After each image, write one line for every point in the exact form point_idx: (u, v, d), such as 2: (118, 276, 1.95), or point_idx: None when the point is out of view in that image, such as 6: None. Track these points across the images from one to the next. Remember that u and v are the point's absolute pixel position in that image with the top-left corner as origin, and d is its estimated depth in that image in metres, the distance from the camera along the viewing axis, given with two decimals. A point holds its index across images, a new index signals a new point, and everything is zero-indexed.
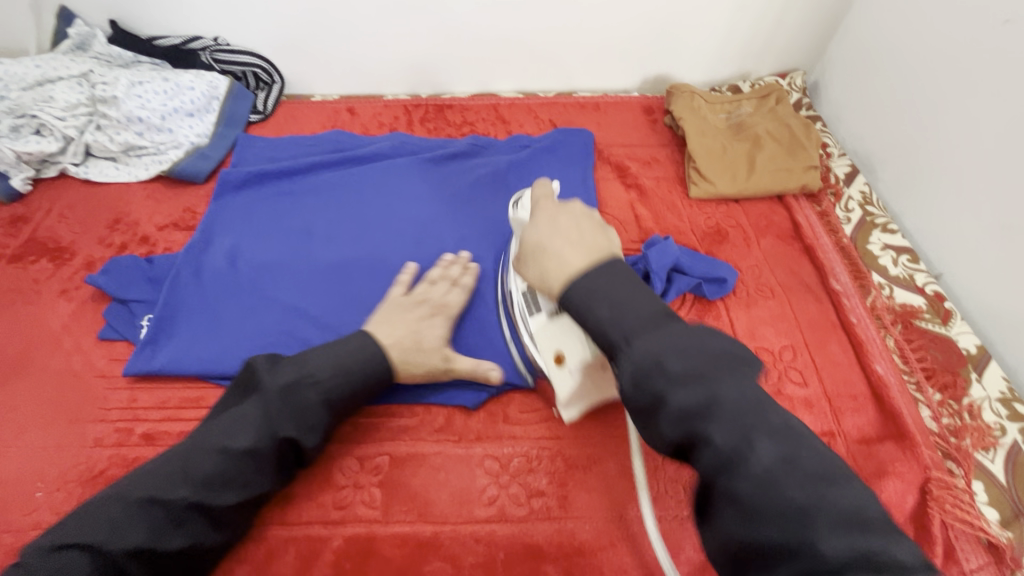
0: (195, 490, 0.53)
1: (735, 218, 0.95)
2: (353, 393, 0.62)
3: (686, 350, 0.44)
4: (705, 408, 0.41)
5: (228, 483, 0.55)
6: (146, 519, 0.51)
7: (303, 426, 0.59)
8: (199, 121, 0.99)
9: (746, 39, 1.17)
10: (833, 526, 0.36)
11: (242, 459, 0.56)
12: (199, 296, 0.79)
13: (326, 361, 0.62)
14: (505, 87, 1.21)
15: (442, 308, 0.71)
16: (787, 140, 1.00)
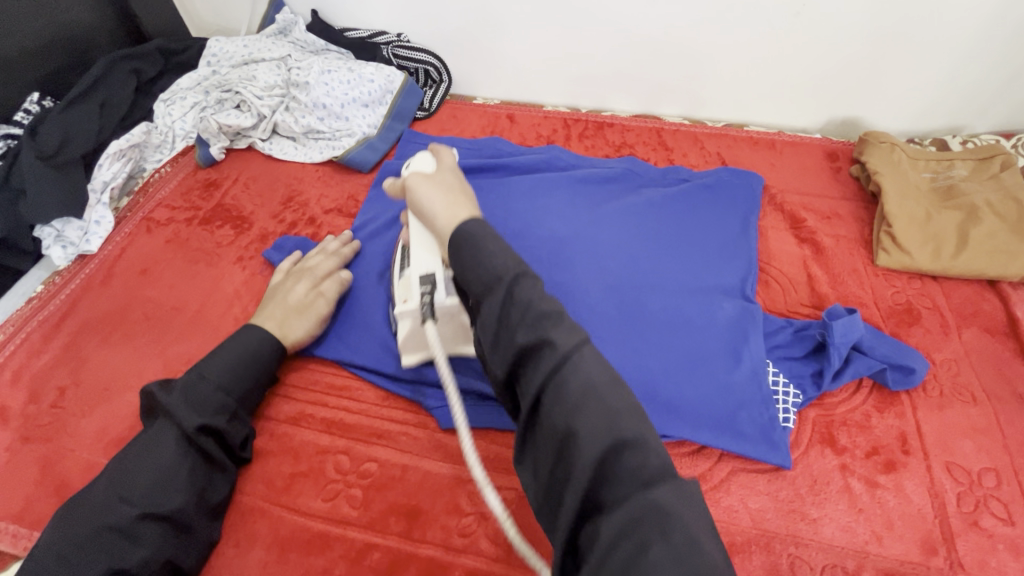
0: (135, 504, 0.54)
1: (930, 298, 0.81)
2: (236, 381, 0.65)
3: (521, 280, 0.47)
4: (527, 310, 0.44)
5: (167, 486, 0.56)
6: (98, 547, 0.51)
7: (209, 414, 0.61)
8: (372, 112, 1.03)
9: (970, 89, 1.00)
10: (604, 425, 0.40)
11: (168, 459, 0.57)
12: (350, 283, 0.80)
13: (209, 363, 0.64)
14: (670, 111, 1.15)
15: (308, 272, 0.76)
16: (1013, 217, 0.83)
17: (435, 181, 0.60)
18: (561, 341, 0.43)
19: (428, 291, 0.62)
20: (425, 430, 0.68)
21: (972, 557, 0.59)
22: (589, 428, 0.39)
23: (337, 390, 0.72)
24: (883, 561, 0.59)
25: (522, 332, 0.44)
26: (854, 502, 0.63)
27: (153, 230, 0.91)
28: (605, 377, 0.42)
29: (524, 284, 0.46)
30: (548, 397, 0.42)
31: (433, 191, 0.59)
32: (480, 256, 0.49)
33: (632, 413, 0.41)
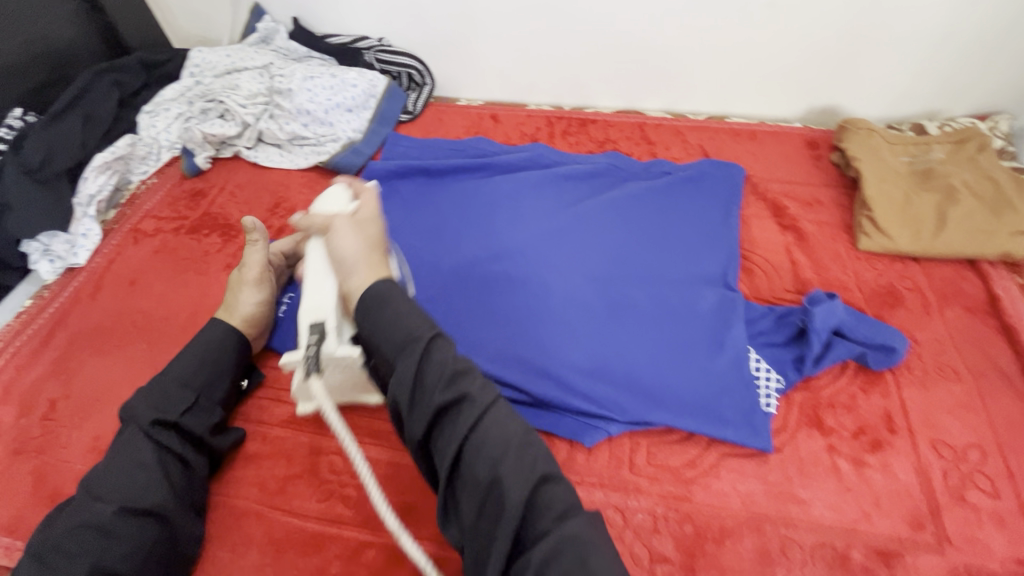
0: (110, 500, 0.55)
1: (912, 279, 0.83)
2: (198, 375, 0.64)
3: (406, 323, 0.50)
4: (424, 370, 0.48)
5: (139, 481, 0.56)
6: (78, 544, 0.52)
7: (174, 409, 0.61)
8: (356, 116, 1.04)
9: (944, 73, 1.02)
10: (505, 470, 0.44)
11: (136, 456, 0.57)
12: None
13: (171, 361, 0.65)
14: (653, 106, 1.16)
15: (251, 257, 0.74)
16: (990, 197, 0.85)
17: (360, 224, 0.58)
18: (477, 394, 0.47)
19: (315, 338, 0.58)
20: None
21: (959, 532, 0.60)
22: (507, 476, 0.44)
23: None
24: (872, 538, 0.60)
25: (439, 393, 0.47)
26: (842, 482, 0.64)
27: (141, 241, 0.91)
28: (519, 425, 0.47)
29: (442, 342, 0.50)
30: (469, 446, 0.46)
31: (351, 241, 0.56)
32: (400, 311, 0.51)
33: (539, 444, 0.47)
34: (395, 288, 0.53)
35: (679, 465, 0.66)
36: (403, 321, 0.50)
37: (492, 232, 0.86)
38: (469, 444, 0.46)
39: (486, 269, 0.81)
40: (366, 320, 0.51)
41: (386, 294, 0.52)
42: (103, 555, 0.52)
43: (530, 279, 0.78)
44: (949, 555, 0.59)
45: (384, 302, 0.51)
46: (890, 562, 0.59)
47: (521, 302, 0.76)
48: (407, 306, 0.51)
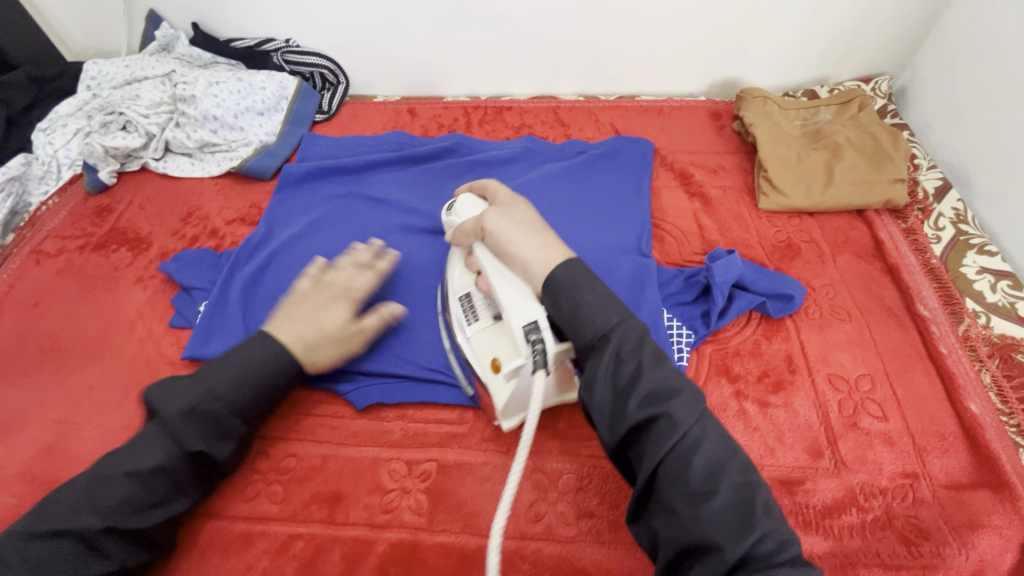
0: (104, 518, 0.51)
1: (808, 232, 0.89)
2: (257, 407, 0.60)
3: (605, 317, 0.51)
4: (626, 381, 0.49)
5: (141, 505, 0.53)
6: (59, 553, 0.50)
7: (209, 438, 0.57)
8: (268, 119, 1.03)
9: (827, 41, 1.09)
10: (697, 500, 0.45)
11: (150, 478, 0.54)
12: (267, 290, 0.82)
13: (241, 380, 0.59)
14: (566, 90, 1.19)
15: (346, 292, 0.68)
16: (870, 150, 0.92)
17: (517, 217, 0.60)
18: (627, 345, 0.50)
19: (535, 337, 0.54)
20: (341, 415, 0.70)
21: (853, 454, 0.66)
22: (652, 431, 0.47)
23: None
24: (776, 470, 0.65)
25: (637, 406, 0.47)
26: (749, 423, 0.68)
27: (44, 263, 0.87)
28: (667, 374, 0.49)
29: (593, 295, 0.52)
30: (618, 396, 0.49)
31: (516, 231, 0.58)
32: (568, 271, 0.54)
33: (686, 390, 0.49)
34: (580, 267, 0.54)
35: None
36: (595, 314, 0.51)
37: (412, 227, 0.89)
38: (677, 463, 0.46)
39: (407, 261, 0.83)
40: (569, 324, 0.52)
41: (578, 291, 0.53)
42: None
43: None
44: (844, 477, 0.64)
45: (588, 305, 0.52)
46: (793, 489, 0.63)
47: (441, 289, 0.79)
48: (618, 317, 0.51)
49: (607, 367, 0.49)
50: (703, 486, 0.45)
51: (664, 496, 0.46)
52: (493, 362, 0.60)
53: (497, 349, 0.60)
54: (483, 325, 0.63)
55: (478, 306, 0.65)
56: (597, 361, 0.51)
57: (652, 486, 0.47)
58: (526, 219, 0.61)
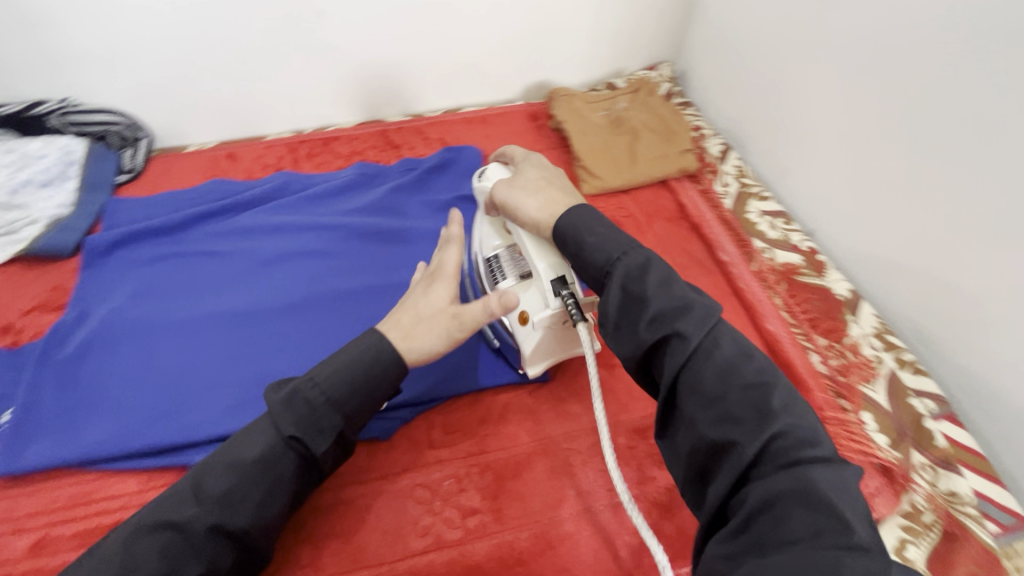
0: (208, 512, 0.50)
1: (626, 208, 1.00)
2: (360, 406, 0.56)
3: (642, 257, 0.55)
4: (676, 309, 0.50)
5: (242, 502, 0.51)
6: (161, 544, 0.48)
7: (309, 430, 0.54)
8: (56, 190, 0.91)
9: (613, 39, 1.24)
10: (751, 425, 0.44)
11: (252, 470, 0.52)
12: (90, 376, 0.73)
13: (338, 378, 0.56)
14: (392, 112, 1.21)
15: (439, 270, 0.63)
16: (661, 128, 1.06)
17: (519, 185, 0.69)
18: (690, 331, 0.48)
19: (566, 290, 0.62)
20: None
21: None
22: (740, 393, 0.45)
23: (85, 497, 0.65)
24: (630, 422, 0.73)
25: (676, 336, 0.49)
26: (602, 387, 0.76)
27: None
28: (756, 370, 0.46)
29: (656, 266, 0.54)
30: (683, 388, 0.48)
31: (523, 196, 0.67)
32: (613, 230, 0.59)
33: (777, 384, 0.46)
34: (587, 211, 0.62)
35: (472, 426, 0.71)
36: (644, 253, 0.56)
37: (251, 277, 0.85)
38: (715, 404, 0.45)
39: (254, 313, 0.80)
40: (591, 253, 0.58)
41: (599, 226, 0.59)
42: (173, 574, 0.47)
43: (302, 309, 0.81)
44: None
45: (603, 241, 0.58)
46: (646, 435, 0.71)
47: (297, 337, 0.78)
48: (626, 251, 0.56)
49: (650, 296, 0.52)
50: (759, 407, 0.44)
51: (709, 440, 0.45)
52: (521, 315, 0.67)
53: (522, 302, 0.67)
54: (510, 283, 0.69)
55: (505, 266, 0.71)
56: (658, 344, 0.50)
57: (732, 485, 0.43)
58: (538, 181, 0.69)
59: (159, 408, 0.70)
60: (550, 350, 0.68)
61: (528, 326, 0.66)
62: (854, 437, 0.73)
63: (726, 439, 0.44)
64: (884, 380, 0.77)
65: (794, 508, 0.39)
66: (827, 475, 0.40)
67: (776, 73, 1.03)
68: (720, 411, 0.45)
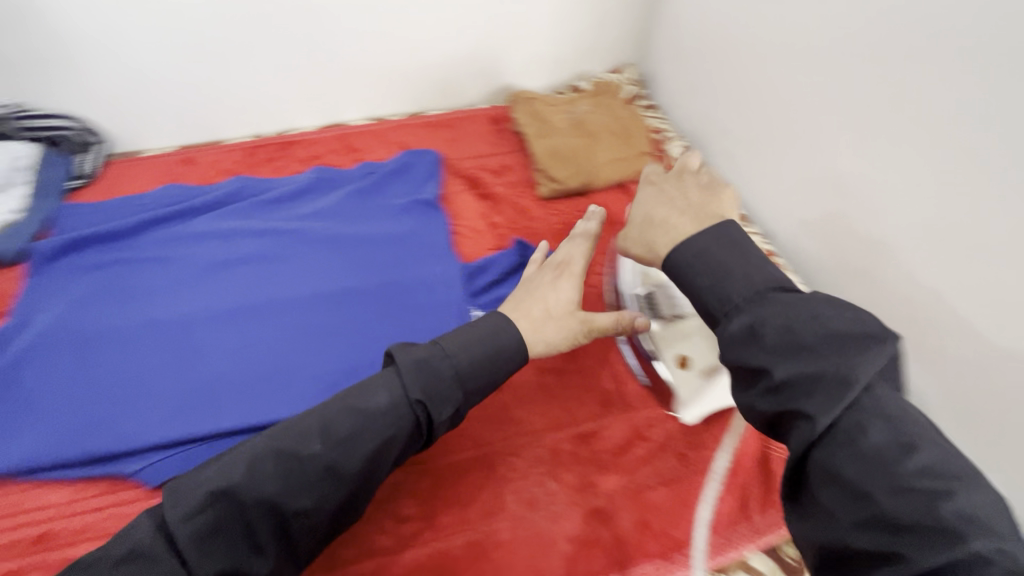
0: (328, 449, 0.54)
1: (583, 212, 1.00)
2: (359, 427, 0.55)
3: (722, 283, 0.54)
4: (766, 364, 0.48)
5: (363, 441, 0.54)
6: (278, 472, 0.52)
7: (439, 399, 0.58)
8: (4, 196, 0.91)
9: (576, 41, 1.23)
10: (859, 467, 0.43)
11: (379, 417, 0.56)
12: (25, 385, 0.72)
13: (462, 345, 0.61)
14: (354, 116, 1.20)
15: (567, 271, 0.74)
16: (621, 131, 1.07)
17: (665, 207, 0.66)
18: (817, 411, 0.45)
19: None
20: (133, 500, 0.66)
21: (636, 396, 0.75)
22: (894, 488, 0.42)
23: (15, 509, 0.64)
24: (573, 426, 0.72)
25: (765, 400, 0.48)
26: (548, 392, 0.75)
27: None
28: (845, 407, 0.45)
29: (765, 322, 0.50)
30: (818, 472, 0.45)
31: (675, 215, 0.64)
32: (715, 275, 0.54)
33: (867, 411, 0.45)
34: (723, 233, 0.57)
35: None
36: (742, 286, 0.53)
37: (199, 282, 0.84)
38: (846, 456, 0.44)
39: (199, 319, 0.80)
40: (705, 296, 0.55)
41: (715, 259, 0.55)
42: (285, 501, 0.52)
43: (250, 314, 0.81)
44: (630, 417, 0.73)
45: (718, 277, 0.54)
46: (589, 440, 0.71)
47: (243, 345, 0.78)
48: (753, 290, 0.52)
49: (762, 350, 0.49)
50: (862, 457, 0.43)
51: (817, 498, 0.45)
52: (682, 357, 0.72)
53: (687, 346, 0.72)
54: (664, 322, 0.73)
55: (659, 304, 0.74)
56: (775, 418, 0.48)
57: (834, 533, 0.44)
58: (675, 207, 0.66)
59: (95, 416, 0.70)
60: (705, 398, 0.70)
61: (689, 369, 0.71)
62: None
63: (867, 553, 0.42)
64: None
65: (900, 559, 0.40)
66: (949, 539, 0.39)
67: (732, 76, 1.03)
68: (823, 460, 0.45)
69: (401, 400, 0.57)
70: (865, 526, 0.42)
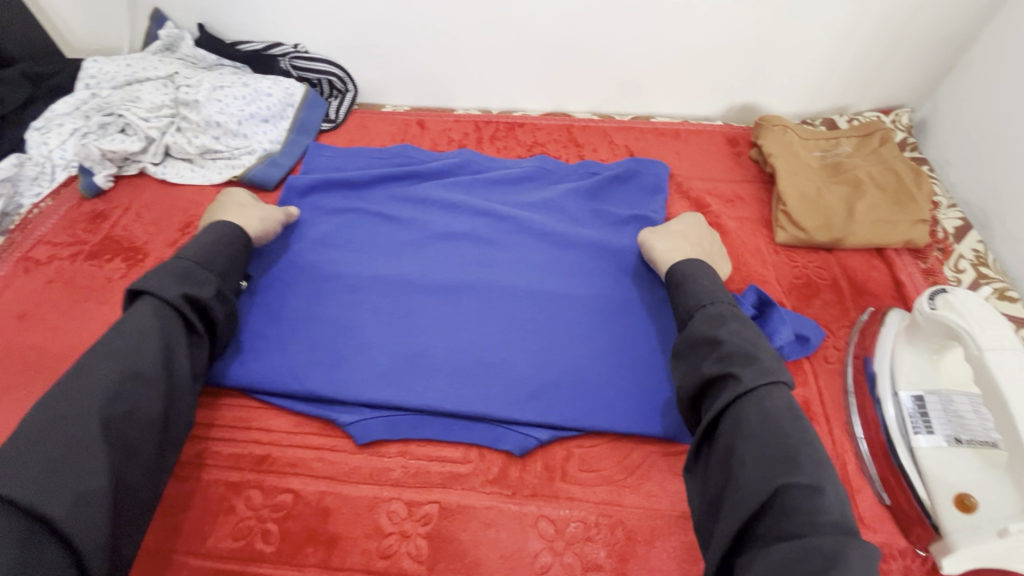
0: (122, 363, 0.55)
1: (828, 270, 0.86)
2: (229, 262, 0.71)
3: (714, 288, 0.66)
4: (710, 339, 0.60)
5: (151, 337, 0.58)
6: (102, 390, 0.53)
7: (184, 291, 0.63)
8: (272, 127, 1.00)
9: (850, 70, 1.07)
10: (813, 466, 0.49)
11: (161, 314, 0.60)
12: (272, 306, 0.78)
13: (196, 248, 0.68)
14: (580, 108, 1.16)
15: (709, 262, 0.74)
16: (892, 188, 0.90)
17: (970, 309, 0.61)
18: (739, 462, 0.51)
19: None
20: (342, 449, 0.66)
21: (873, 515, 0.62)
22: (832, 537, 0.44)
23: (243, 423, 0.68)
24: None
25: (708, 364, 0.58)
26: None
27: (32, 271, 0.83)
28: (765, 387, 0.54)
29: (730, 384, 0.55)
30: (727, 424, 0.54)
31: (968, 317, 0.60)
32: (713, 283, 0.67)
33: (813, 448, 0.51)
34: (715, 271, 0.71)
35: (611, 471, 0.65)
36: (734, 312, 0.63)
37: (421, 247, 0.86)
38: (759, 419, 0.52)
39: (418, 284, 0.81)
40: (688, 293, 0.67)
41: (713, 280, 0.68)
42: (125, 405, 0.53)
43: (463, 292, 0.80)
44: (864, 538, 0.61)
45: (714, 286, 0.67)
46: None
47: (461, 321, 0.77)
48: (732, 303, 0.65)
49: (726, 334, 0.59)
50: (797, 442, 0.51)
51: (725, 448, 0.53)
52: (960, 497, 0.57)
53: (971, 486, 0.57)
54: (939, 444, 0.61)
55: (934, 420, 0.62)
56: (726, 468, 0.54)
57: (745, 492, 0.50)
58: (974, 313, 0.60)
59: (318, 355, 0.73)
60: (988, 556, 0.54)
61: (972, 515, 0.56)
62: None
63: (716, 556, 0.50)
64: None
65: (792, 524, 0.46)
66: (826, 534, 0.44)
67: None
68: (734, 418, 0.54)
69: (213, 260, 0.69)
70: (735, 529, 0.49)
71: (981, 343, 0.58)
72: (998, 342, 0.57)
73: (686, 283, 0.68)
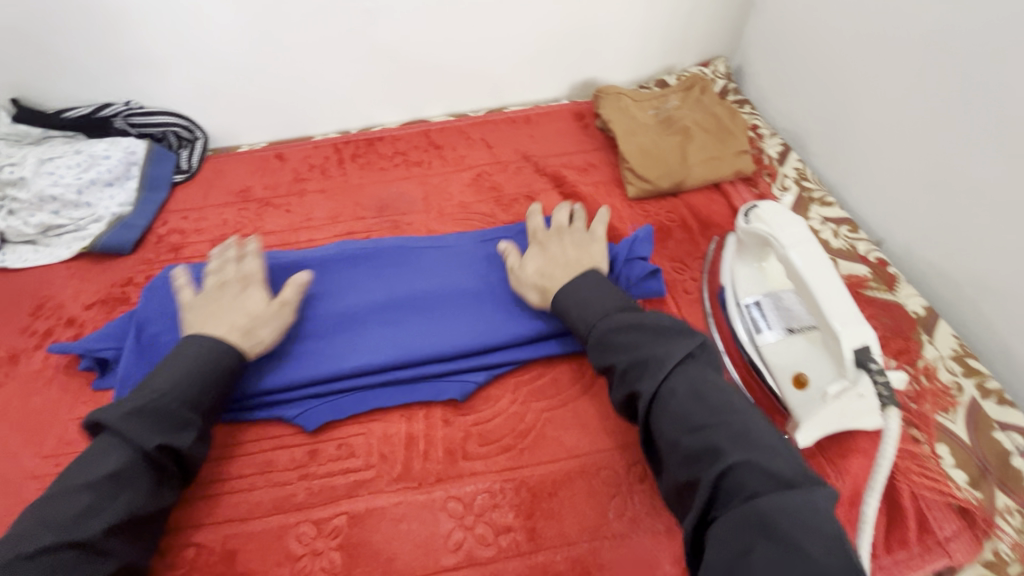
0: (161, 443, 0.56)
1: (677, 213, 0.94)
2: (218, 396, 0.62)
3: (593, 293, 0.65)
4: (608, 340, 0.60)
5: (175, 432, 0.58)
6: (139, 477, 0.55)
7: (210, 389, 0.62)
8: (119, 189, 0.96)
9: (665, 34, 1.18)
10: (734, 439, 0.48)
11: (175, 413, 0.58)
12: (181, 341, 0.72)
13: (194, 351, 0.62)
14: (435, 111, 1.20)
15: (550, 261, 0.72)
16: (715, 129, 1.01)
17: (775, 218, 0.69)
18: (646, 388, 0.54)
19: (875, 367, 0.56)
20: (294, 442, 0.69)
21: None
22: (773, 497, 0.43)
23: None
24: None
25: (620, 354, 0.58)
26: None
27: None
28: (671, 377, 0.54)
29: (620, 332, 0.59)
30: (659, 411, 0.53)
31: (773, 223, 0.68)
32: (584, 302, 0.64)
33: (735, 426, 0.49)
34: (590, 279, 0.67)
35: (508, 439, 0.68)
36: (628, 322, 0.60)
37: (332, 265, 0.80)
38: (678, 406, 0.52)
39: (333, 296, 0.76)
40: (575, 321, 0.64)
41: (582, 295, 0.65)
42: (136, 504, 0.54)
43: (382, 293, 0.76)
44: None
45: (586, 305, 0.64)
46: None
47: (381, 302, 0.76)
48: (608, 311, 0.62)
49: (625, 344, 0.58)
50: (717, 414, 0.50)
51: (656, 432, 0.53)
52: (797, 375, 0.65)
53: (802, 364, 0.66)
54: (777, 337, 0.69)
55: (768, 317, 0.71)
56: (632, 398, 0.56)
57: (685, 469, 0.49)
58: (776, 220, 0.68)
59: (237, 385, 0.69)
60: (828, 421, 0.61)
61: (808, 389, 0.64)
62: (927, 472, 0.65)
63: (696, 469, 0.48)
64: (964, 411, 0.71)
65: (731, 481, 0.46)
66: (762, 496, 0.44)
67: (846, 74, 0.96)
68: (647, 403, 0.54)
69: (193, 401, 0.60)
70: (694, 523, 0.47)
71: (783, 242, 0.66)
72: (796, 238, 0.66)
73: (566, 312, 0.66)
